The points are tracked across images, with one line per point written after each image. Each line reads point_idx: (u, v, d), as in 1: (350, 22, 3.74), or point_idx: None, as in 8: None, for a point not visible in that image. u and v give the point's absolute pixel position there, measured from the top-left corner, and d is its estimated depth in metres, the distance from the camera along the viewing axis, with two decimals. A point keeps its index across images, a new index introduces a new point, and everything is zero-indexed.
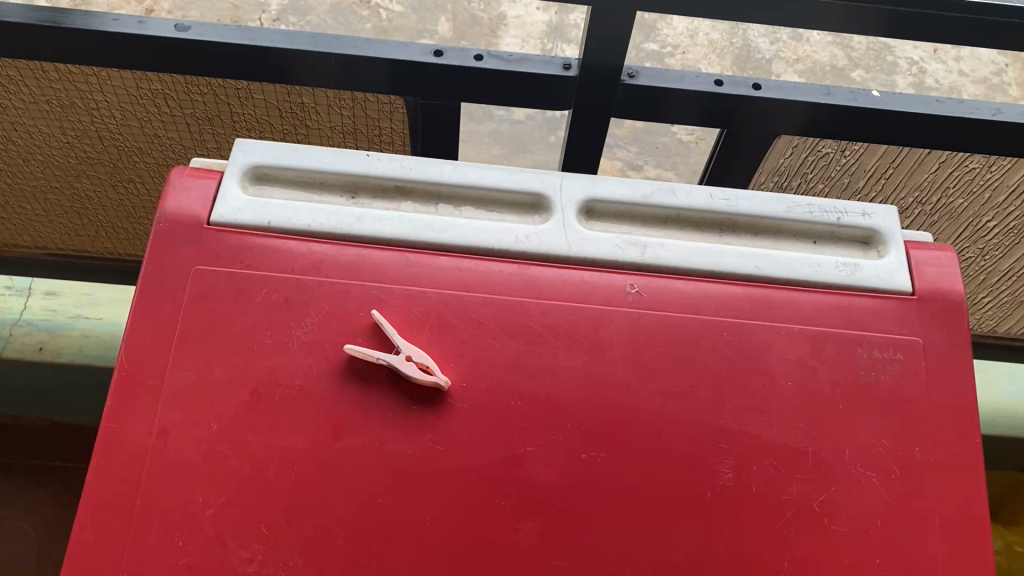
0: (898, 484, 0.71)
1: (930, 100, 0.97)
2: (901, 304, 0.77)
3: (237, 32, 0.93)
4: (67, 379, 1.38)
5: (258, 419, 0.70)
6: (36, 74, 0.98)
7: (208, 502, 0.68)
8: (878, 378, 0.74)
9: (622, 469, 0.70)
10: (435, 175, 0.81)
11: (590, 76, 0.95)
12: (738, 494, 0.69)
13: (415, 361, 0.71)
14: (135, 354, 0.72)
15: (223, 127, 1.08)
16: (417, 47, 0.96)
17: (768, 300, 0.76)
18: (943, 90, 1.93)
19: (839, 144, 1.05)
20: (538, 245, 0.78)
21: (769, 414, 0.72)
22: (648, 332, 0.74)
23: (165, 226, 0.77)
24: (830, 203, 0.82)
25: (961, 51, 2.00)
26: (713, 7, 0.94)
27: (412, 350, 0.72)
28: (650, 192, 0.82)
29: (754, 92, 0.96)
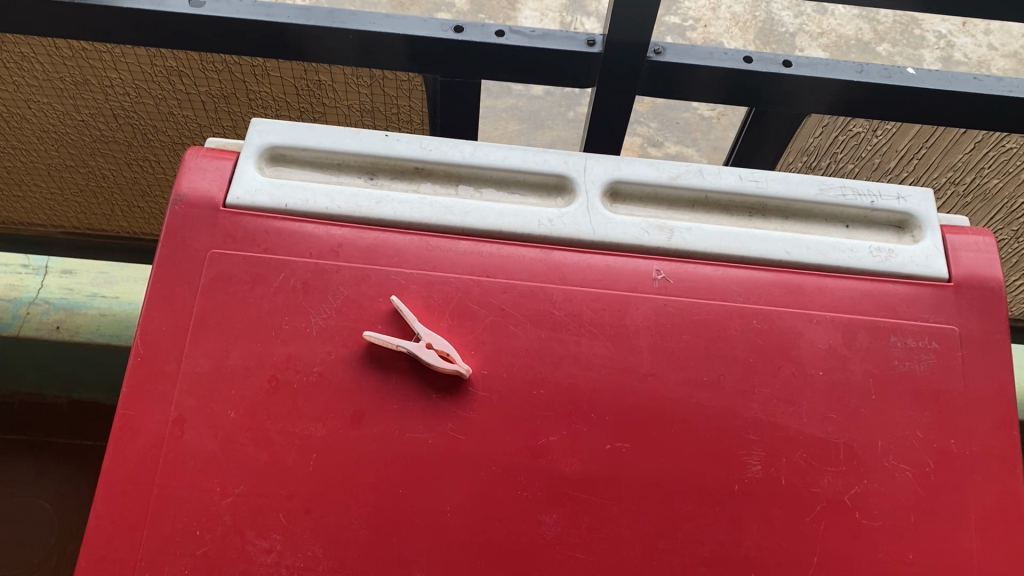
0: (932, 477, 0.68)
1: (967, 77, 0.93)
2: (937, 290, 0.74)
3: (253, 8, 0.91)
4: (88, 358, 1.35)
5: (276, 407, 0.69)
6: (49, 51, 0.97)
7: (226, 491, 0.67)
8: (912, 368, 0.72)
9: (649, 460, 0.68)
10: (456, 157, 0.79)
11: (615, 52, 0.92)
12: (767, 486, 0.67)
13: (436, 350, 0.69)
14: (151, 339, 0.71)
15: (238, 105, 1.06)
16: (436, 22, 0.93)
17: (799, 287, 0.74)
18: (972, 63, 1.89)
19: (871, 123, 1.01)
20: (561, 229, 0.76)
21: (800, 404, 0.70)
22: (674, 319, 0.72)
23: (181, 208, 0.75)
24: (864, 185, 0.79)
25: (991, 24, 1.95)
26: None
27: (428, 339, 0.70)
28: (676, 173, 0.79)
29: (785, 70, 0.93)
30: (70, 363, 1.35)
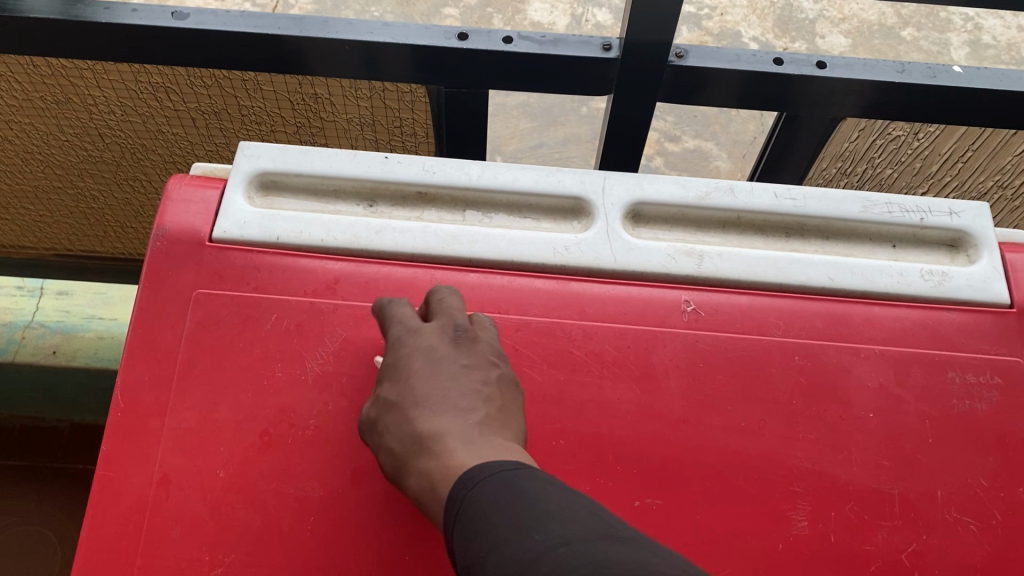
0: (1000, 531, 0.61)
1: (1019, 75, 0.85)
2: (997, 318, 0.67)
3: (241, 18, 0.84)
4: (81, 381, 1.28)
5: (270, 465, 0.63)
6: (26, 70, 0.90)
7: (215, 561, 0.60)
8: (973, 408, 0.64)
9: (682, 517, 0.60)
10: (462, 179, 0.72)
11: (633, 57, 0.84)
12: (817, 545, 0.60)
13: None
14: (132, 392, 0.64)
15: (231, 120, 1.00)
16: (439, 29, 0.86)
17: (844, 318, 0.67)
18: (1002, 48, 1.85)
19: (912, 125, 0.93)
20: (578, 258, 0.69)
21: (849, 451, 0.63)
22: (707, 357, 0.66)
23: (163, 244, 0.69)
24: (912, 201, 0.72)
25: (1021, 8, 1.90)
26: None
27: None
28: (704, 192, 0.72)
29: (819, 71, 0.85)
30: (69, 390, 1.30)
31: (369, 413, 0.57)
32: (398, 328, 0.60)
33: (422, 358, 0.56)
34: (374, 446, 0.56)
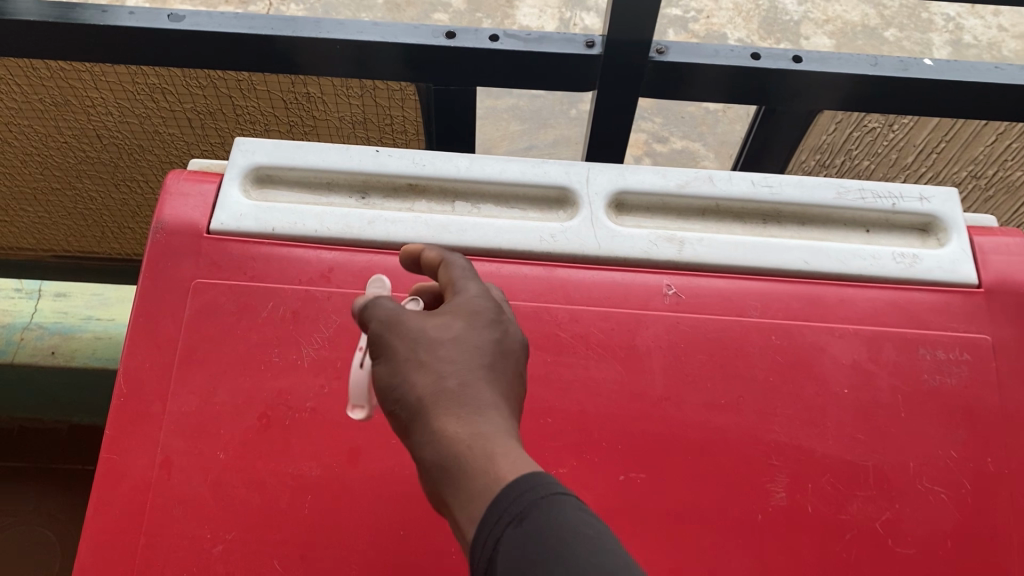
0: (969, 499, 0.64)
1: (988, 67, 0.89)
2: (966, 297, 0.70)
3: (235, 20, 0.87)
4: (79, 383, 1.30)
5: (268, 446, 0.65)
6: (26, 73, 0.93)
7: (216, 538, 0.62)
8: (943, 383, 0.67)
9: (665, 490, 0.63)
10: (451, 171, 0.75)
11: (615, 54, 0.87)
12: (793, 515, 0.63)
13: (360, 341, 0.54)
14: (134, 378, 0.67)
15: (225, 120, 1.02)
16: (428, 28, 0.89)
17: (819, 299, 0.70)
18: (982, 47, 1.88)
19: (887, 117, 0.96)
20: (564, 245, 0.72)
21: (825, 426, 0.66)
22: (687, 338, 0.68)
23: (162, 236, 0.71)
24: (884, 187, 0.75)
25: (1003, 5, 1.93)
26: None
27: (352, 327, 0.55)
28: (684, 180, 0.75)
29: (795, 65, 0.88)
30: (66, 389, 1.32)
31: (413, 324, 0.47)
32: (471, 276, 0.51)
33: (496, 331, 0.47)
34: (398, 357, 0.46)
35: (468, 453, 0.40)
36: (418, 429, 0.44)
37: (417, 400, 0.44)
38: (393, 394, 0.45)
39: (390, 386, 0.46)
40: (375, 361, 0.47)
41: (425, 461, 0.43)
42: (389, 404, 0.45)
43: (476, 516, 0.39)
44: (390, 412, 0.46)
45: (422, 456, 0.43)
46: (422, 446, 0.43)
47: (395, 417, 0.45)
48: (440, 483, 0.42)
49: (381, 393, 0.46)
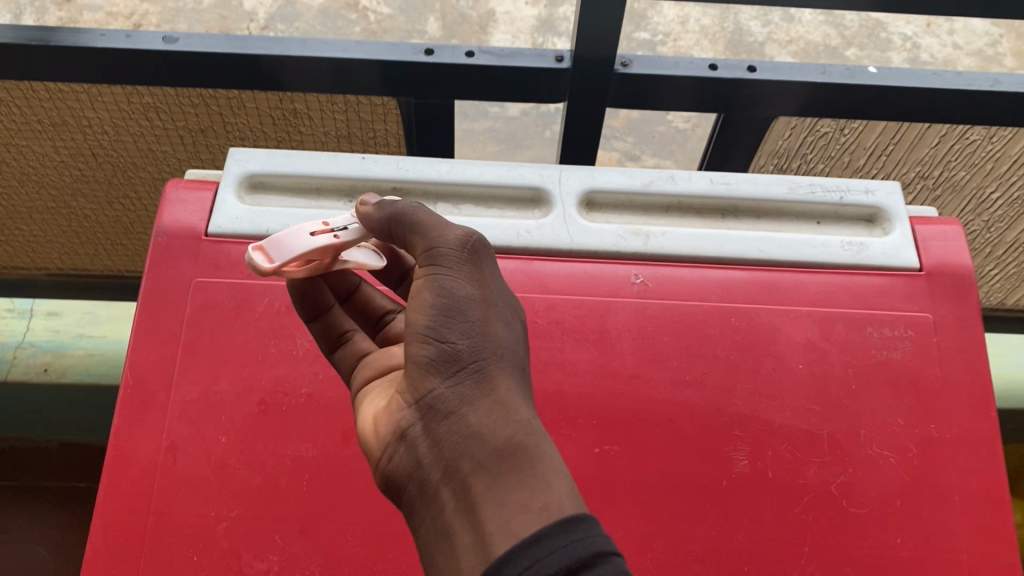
0: (916, 461, 0.70)
1: (927, 73, 0.96)
2: (909, 280, 0.77)
3: (226, 41, 0.93)
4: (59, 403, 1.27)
5: (268, 429, 0.70)
6: (26, 95, 0.98)
7: (221, 515, 0.67)
8: (889, 357, 0.73)
9: (637, 461, 0.68)
10: (432, 174, 0.81)
11: (583, 68, 0.94)
12: (754, 480, 0.68)
13: (334, 233, 0.63)
14: (140, 371, 0.71)
15: (216, 137, 1.08)
16: (408, 46, 0.95)
17: (775, 284, 0.76)
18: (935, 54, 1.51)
19: (838, 122, 1.03)
20: (539, 240, 0.77)
21: (782, 399, 0.71)
22: (654, 322, 0.74)
23: (163, 239, 0.76)
24: (833, 182, 0.81)
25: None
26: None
27: (342, 221, 0.65)
28: (649, 180, 0.81)
29: (750, 74, 0.95)
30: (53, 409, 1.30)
31: (496, 284, 0.56)
32: None
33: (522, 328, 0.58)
34: (483, 297, 0.54)
35: (530, 449, 0.49)
36: (477, 384, 0.52)
37: (484, 363, 0.52)
38: (464, 328, 0.53)
39: (464, 317, 0.53)
40: (450, 277, 0.54)
41: (468, 418, 0.51)
42: (455, 327, 0.53)
43: (517, 530, 0.45)
44: (446, 340, 0.52)
45: (468, 414, 0.51)
46: (472, 405, 0.51)
47: (452, 351, 0.52)
48: (481, 450, 0.49)
49: (448, 312, 0.53)
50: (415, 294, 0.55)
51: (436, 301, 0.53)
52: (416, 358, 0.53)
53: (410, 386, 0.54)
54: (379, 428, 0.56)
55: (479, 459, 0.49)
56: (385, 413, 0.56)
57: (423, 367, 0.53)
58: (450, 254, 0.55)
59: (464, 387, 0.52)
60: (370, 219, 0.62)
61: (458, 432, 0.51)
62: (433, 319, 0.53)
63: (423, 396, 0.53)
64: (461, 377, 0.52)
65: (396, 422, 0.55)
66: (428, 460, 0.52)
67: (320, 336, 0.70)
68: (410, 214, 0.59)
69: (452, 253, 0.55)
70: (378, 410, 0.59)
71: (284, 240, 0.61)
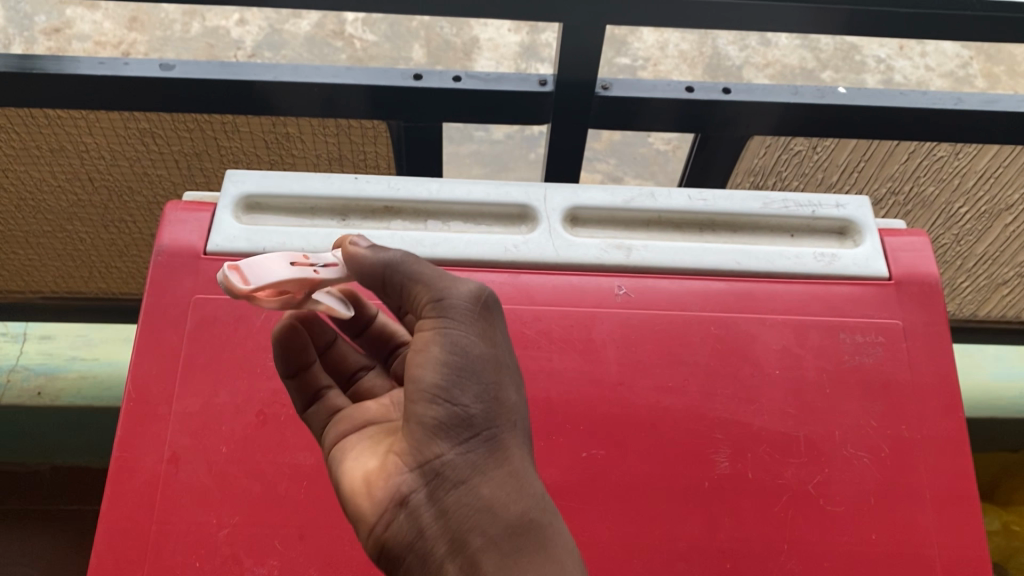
0: (888, 460, 0.73)
1: (893, 93, 1.00)
2: (879, 288, 0.80)
3: (221, 68, 0.96)
4: (53, 426, 1.26)
5: (267, 439, 0.72)
6: (25, 121, 1.00)
7: (222, 523, 0.69)
8: (861, 361, 0.77)
9: (623, 465, 0.71)
10: (422, 194, 0.84)
11: (566, 92, 0.97)
12: (735, 480, 0.71)
13: (312, 269, 0.63)
14: (141, 385, 0.74)
15: (210, 161, 1.11)
16: (397, 72, 0.98)
17: (752, 294, 0.79)
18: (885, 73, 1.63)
19: (811, 140, 1.08)
20: (526, 254, 0.80)
21: (760, 402, 0.74)
22: (637, 331, 0.77)
23: (163, 258, 0.79)
24: (805, 197, 0.85)
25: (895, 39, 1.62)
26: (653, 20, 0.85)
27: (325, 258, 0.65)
28: (629, 197, 0.85)
29: (725, 96, 0.99)
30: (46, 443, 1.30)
31: (500, 343, 0.60)
32: None
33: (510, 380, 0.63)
34: (493, 362, 0.58)
35: (542, 527, 0.56)
36: (490, 454, 0.57)
37: (493, 432, 0.57)
38: (476, 392, 0.57)
39: (476, 380, 0.57)
40: (465, 339, 0.58)
41: (479, 489, 0.56)
42: (470, 392, 0.57)
43: None
44: (460, 403, 0.56)
45: (481, 486, 0.56)
46: (484, 476, 0.56)
47: (465, 416, 0.56)
48: (495, 525, 0.55)
49: (461, 373, 0.57)
50: (424, 347, 0.58)
51: (451, 360, 0.57)
52: (425, 420, 0.56)
53: (412, 448, 0.57)
54: (373, 489, 0.58)
55: (492, 533, 0.55)
56: (381, 475, 0.58)
57: (433, 429, 0.56)
58: (462, 311, 0.58)
59: (474, 455, 0.56)
60: (362, 264, 0.62)
61: (469, 503, 0.55)
62: (447, 379, 0.56)
63: (429, 461, 0.56)
64: (472, 444, 0.56)
65: (395, 488, 0.57)
66: (433, 529, 0.56)
67: (298, 391, 0.69)
68: (413, 266, 0.61)
69: (463, 310, 0.58)
70: (367, 468, 0.60)
71: (260, 266, 0.60)
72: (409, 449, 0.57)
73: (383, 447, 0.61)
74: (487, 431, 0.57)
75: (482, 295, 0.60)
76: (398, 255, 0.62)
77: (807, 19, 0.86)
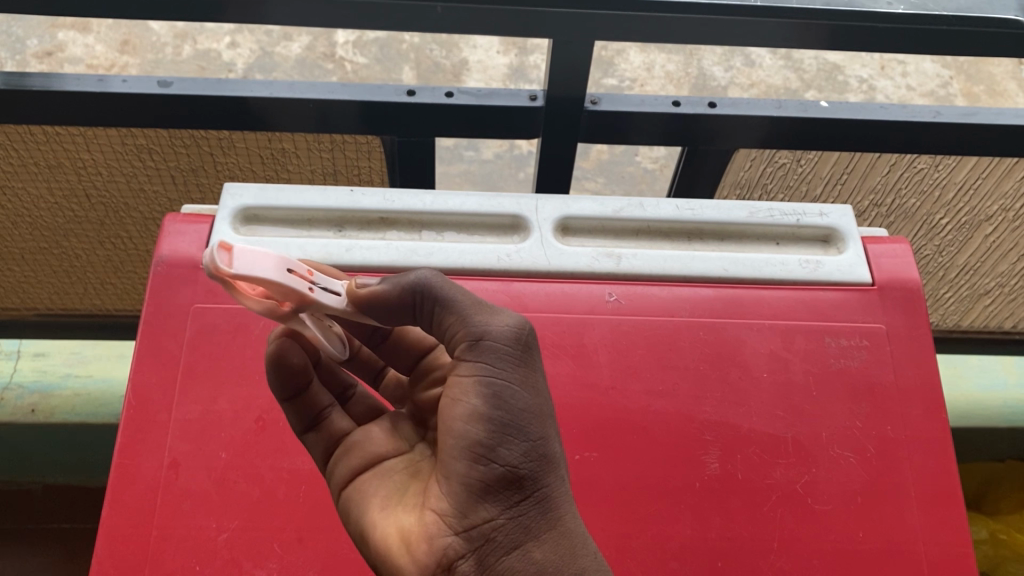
0: (873, 460, 0.75)
1: (875, 107, 1.03)
2: (863, 294, 0.82)
3: (217, 85, 0.98)
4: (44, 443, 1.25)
5: (265, 445, 0.74)
6: (24, 138, 1.02)
7: (222, 527, 0.70)
8: (847, 365, 0.79)
9: (615, 466, 0.73)
10: (417, 205, 0.86)
11: (557, 107, 1.00)
12: (725, 480, 0.73)
13: (310, 286, 0.61)
14: (141, 392, 0.75)
15: (206, 177, 1.13)
16: (391, 88, 1.00)
17: (739, 300, 0.81)
18: (863, 93, 1.68)
19: (795, 153, 1.11)
20: (519, 262, 0.82)
21: (749, 405, 0.76)
22: (628, 337, 0.79)
23: (163, 268, 0.81)
24: (790, 206, 0.87)
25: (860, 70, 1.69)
26: (639, 37, 0.88)
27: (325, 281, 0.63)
28: (619, 207, 0.87)
29: (711, 110, 1.02)
30: (40, 463, 1.30)
31: (542, 391, 0.61)
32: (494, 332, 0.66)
33: None
34: (538, 412, 0.59)
35: None
36: (540, 512, 0.58)
37: (542, 491, 0.58)
38: (523, 449, 0.58)
39: (523, 437, 0.58)
40: (510, 391, 0.58)
41: (532, 553, 0.57)
42: (518, 450, 0.57)
43: None
44: (508, 463, 0.57)
45: (533, 548, 0.57)
46: (535, 538, 0.57)
47: (514, 475, 0.57)
48: None
49: (508, 430, 0.57)
50: (463, 399, 0.58)
51: (497, 417, 0.57)
52: (472, 481, 0.57)
53: (458, 510, 0.58)
54: (413, 550, 0.58)
55: None
56: (421, 536, 0.59)
57: (480, 489, 0.57)
58: (504, 358, 0.59)
59: (524, 516, 0.58)
60: (387, 298, 0.62)
61: (522, 567, 0.57)
62: (493, 437, 0.57)
63: (477, 523, 0.57)
64: (521, 505, 0.58)
65: (440, 554, 0.57)
66: None
67: (296, 412, 0.69)
68: (448, 302, 0.61)
69: (504, 356, 0.59)
70: (405, 526, 0.60)
71: (254, 254, 0.55)
72: (452, 509, 0.58)
73: (417, 503, 0.62)
74: (536, 490, 0.58)
75: (523, 336, 0.60)
76: (425, 285, 0.62)
77: (789, 34, 0.88)
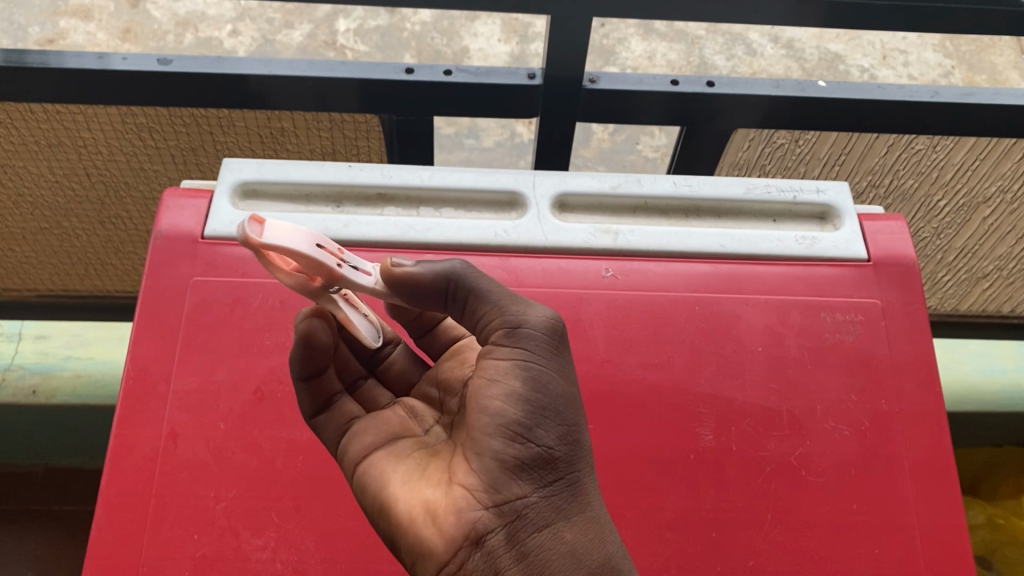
0: (867, 433, 0.75)
1: (873, 86, 1.03)
2: (858, 269, 0.83)
3: (216, 62, 0.98)
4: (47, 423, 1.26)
5: (263, 416, 0.74)
6: (25, 116, 1.02)
7: (220, 496, 0.71)
8: (841, 339, 0.79)
9: (609, 438, 0.73)
10: (415, 181, 0.86)
11: (556, 86, 1.00)
12: (719, 452, 0.73)
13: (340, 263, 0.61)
14: (140, 364, 0.76)
15: (206, 156, 1.13)
16: (390, 66, 1.01)
17: (735, 275, 0.82)
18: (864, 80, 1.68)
19: (793, 134, 1.11)
20: (516, 238, 0.83)
21: (744, 377, 0.77)
22: (625, 311, 0.79)
23: (162, 242, 0.81)
24: (786, 183, 0.88)
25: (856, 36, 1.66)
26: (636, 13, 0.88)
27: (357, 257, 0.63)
28: (616, 183, 0.87)
29: (709, 89, 1.02)
30: (41, 444, 1.30)
31: (574, 380, 0.62)
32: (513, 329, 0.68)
33: None
34: (571, 401, 0.60)
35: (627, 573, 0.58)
36: (570, 495, 0.59)
37: (573, 474, 0.60)
38: (558, 432, 0.59)
39: (559, 420, 0.59)
40: (547, 376, 0.59)
41: (562, 533, 0.58)
42: (555, 433, 0.58)
43: None
44: (544, 443, 0.58)
45: (564, 529, 0.58)
46: (566, 519, 0.58)
47: (549, 456, 0.58)
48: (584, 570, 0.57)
49: (546, 413, 0.58)
50: (502, 380, 0.59)
51: (536, 398, 0.58)
52: (508, 459, 0.58)
53: (490, 486, 0.58)
54: (441, 523, 0.58)
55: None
56: (449, 509, 0.58)
57: (514, 467, 0.58)
58: (543, 345, 0.60)
59: (555, 497, 0.59)
60: (422, 282, 0.62)
61: (552, 546, 0.57)
62: (531, 418, 0.58)
63: (510, 500, 0.58)
64: (553, 486, 0.59)
65: (469, 528, 0.58)
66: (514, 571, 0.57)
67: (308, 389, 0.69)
68: (484, 291, 0.62)
69: (543, 343, 0.60)
70: (429, 500, 0.60)
71: (279, 229, 0.56)
72: (484, 484, 0.58)
73: (441, 477, 0.62)
74: (567, 473, 0.59)
75: (558, 327, 0.61)
76: (461, 272, 0.63)
77: (786, 11, 0.88)
